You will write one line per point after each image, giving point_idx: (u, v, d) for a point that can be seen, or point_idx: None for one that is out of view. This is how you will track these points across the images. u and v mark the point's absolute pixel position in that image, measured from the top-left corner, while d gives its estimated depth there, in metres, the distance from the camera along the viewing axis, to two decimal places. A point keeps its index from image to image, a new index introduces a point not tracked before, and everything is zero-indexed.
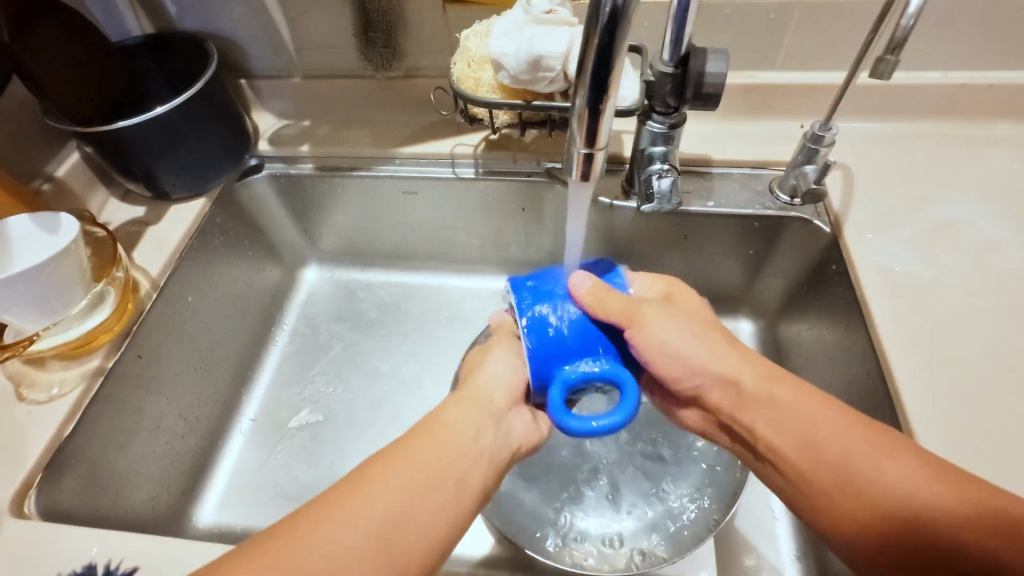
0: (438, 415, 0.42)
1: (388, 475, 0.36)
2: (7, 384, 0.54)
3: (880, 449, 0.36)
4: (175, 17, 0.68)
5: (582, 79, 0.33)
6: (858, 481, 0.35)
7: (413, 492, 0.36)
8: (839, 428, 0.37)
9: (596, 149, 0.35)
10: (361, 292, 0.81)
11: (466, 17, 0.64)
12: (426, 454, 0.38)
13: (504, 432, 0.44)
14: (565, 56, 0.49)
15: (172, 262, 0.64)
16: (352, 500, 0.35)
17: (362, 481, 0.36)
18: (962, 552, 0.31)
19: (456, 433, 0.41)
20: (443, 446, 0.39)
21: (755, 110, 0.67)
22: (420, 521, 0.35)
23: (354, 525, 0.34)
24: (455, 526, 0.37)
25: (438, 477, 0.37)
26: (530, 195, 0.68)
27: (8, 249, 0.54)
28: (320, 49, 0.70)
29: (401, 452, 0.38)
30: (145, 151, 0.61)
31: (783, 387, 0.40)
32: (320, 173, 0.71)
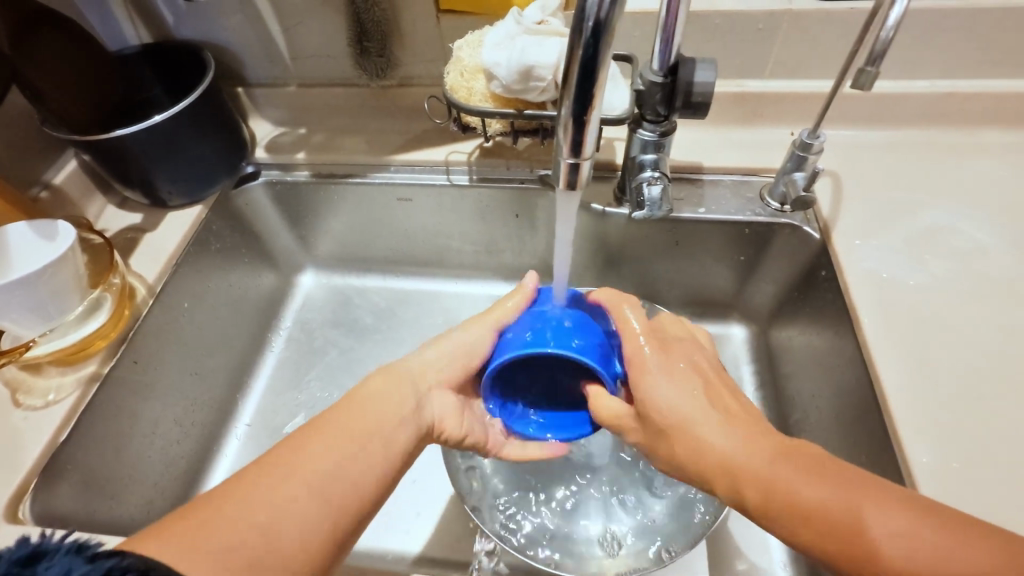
0: (364, 386, 0.46)
1: (319, 440, 0.39)
2: (4, 390, 0.54)
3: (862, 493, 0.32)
4: (173, 27, 0.69)
5: (567, 90, 0.33)
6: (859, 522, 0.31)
7: (347, 461, 0.39)
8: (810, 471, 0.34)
9: (583, 158, 0.36)
10: (357, 298, 0.82)
11: (460, 27, 0.65)
12: (351, 419, 0.42)
13: (424, 401, 0.48)
14: (555, 65, 0.50)
15: (169, 268, 0.64)
16: (291, 460, 0.37)
17: (301, 443, 0.39)
18: None
19: (381, 404, 0.44)
20: (380, 421, 0.43)
21: (745, 118, 0.68)
22: (347, 492, 0.38)
23: (297, 478, 0.36)
24: (384, 482, 0.40)
25: (371, 449, 0.41)
26: (524, 201, 0.69)
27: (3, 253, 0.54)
28: (317, 58, 0.71)
29: (335, 417, 0.42)
30: (141, 159, 0.62)
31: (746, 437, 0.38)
32: (317, 179, 0.72)
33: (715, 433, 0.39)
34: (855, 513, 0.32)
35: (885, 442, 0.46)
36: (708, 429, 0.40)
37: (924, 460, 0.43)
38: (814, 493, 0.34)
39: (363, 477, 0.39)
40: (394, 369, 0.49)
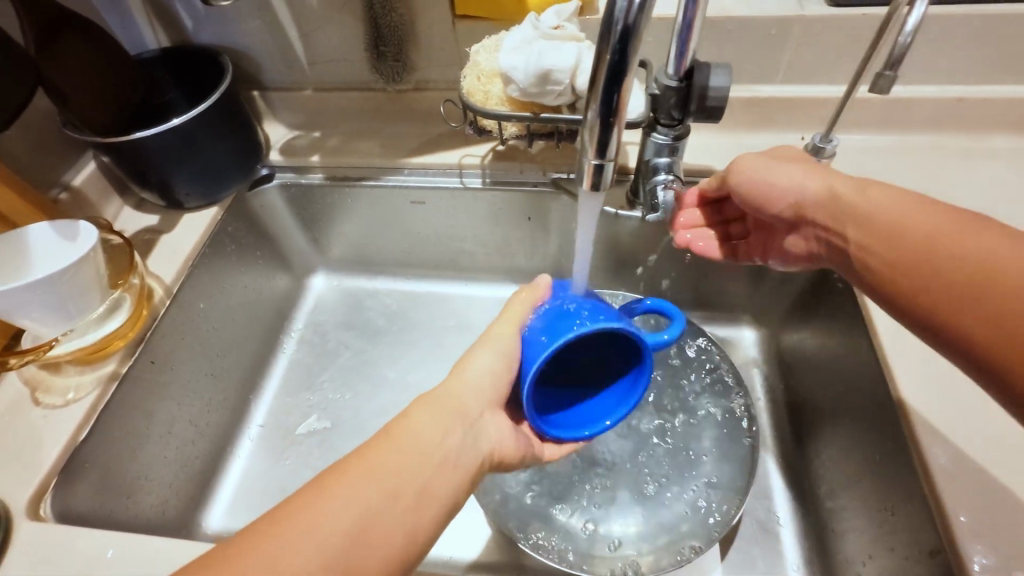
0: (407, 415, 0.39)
1: (341, 489, 0.34)
2: (24, 389, 0.54)
3: (950, 227, 0.39)
4: (191, 31, 0.69)
5: (595, 92, 0.34)
6: (877, 215, 0.42)
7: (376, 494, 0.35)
8: (885, 198, 0.43)
9: (607, 160, 0.37)
10: (369, 300, 0.82)
11: (475, 32, 0.66)
12: (386, 461, 0.36)
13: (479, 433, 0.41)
14: (573, 70, 0.50)
15: (185, 269, 0.65)
16: (309, 512, 0.33)
17: (323, 489, 0.34)
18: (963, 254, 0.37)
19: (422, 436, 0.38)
20: (421, 444, 0.37)
21: (757, 122, 0.68)
22: (380, 533, 0.34)
23: (311, 542, 0.32)
24: (412, 539, 0.35)
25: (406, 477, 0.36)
26: (536, 204, 0.71)
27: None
28: (333, 63, 0.72)
29: (369, 452, 0.36)
30: (161, 161, 0.62)
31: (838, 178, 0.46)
32: (331, 182, 0.73)
33: (807, 177, 0.47)
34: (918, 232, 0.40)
35: (903, 442, 0.47)
36: (799, 176, 0.47)
37: (941, 462, 0.43)
38: (897, 219, 0.41)
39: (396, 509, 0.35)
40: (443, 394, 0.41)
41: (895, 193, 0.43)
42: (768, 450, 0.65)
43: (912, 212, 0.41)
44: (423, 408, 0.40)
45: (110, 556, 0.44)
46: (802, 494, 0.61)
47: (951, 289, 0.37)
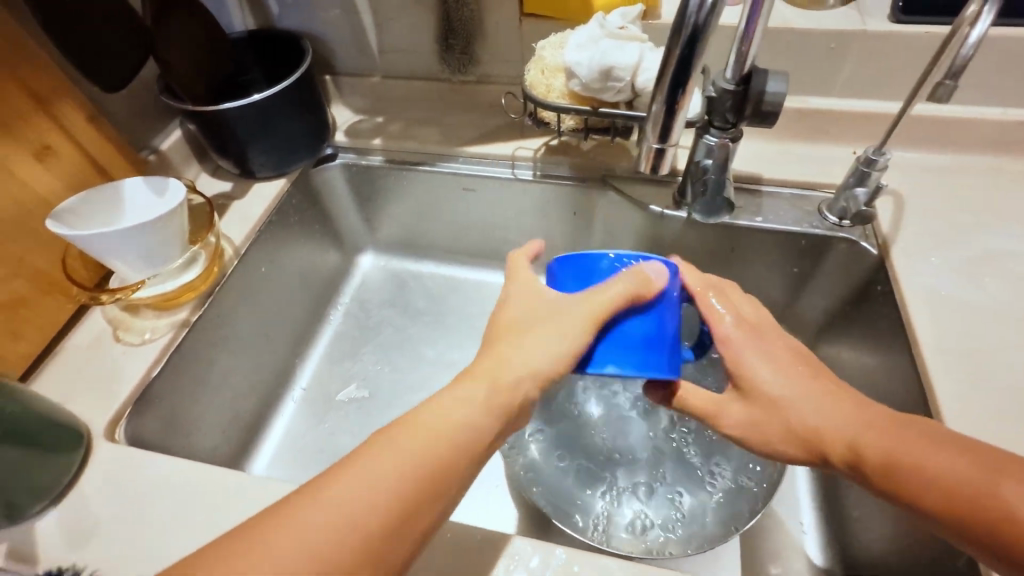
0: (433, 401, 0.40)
1: (361, 475, 0.35)
2: (105, 326, 0.59)
3: (973, 467, 0.36)
4: (276, 16, 0.75)
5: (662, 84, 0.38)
6: (895, 449, 0.38)
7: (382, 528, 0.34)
8: (892, 430, 0.39)
9: (668, 143, 0.41)
10: (413, 282, 0.87)
11: (540, 29, 0.69)
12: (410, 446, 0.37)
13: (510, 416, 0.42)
14: (635, 67, 0.53)
15: (253, 233, 0.70)
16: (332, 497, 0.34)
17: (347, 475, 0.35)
18: (968, 487, 0.35)
19: (448, 422, 0.39)
20: (434, 429, 0.38)
21: (809, 134, 0.69)
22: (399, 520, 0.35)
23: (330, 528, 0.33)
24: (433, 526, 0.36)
25: (410, 492, 0.36)
26: (582, 200, 0.74)
27: (67, 198, 0.56)
28: (402, 52, 0.76)
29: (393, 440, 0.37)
30: (242, 132, 0.68)
31: (836, 404, 0.42)
32: (390, 165, 0.77)
33: (790, 395, 0.43)
34: (934, 476, 0.36)
35: None
36: (781, 386, 0.43)
37: None
38: (906, 448, 0.38)
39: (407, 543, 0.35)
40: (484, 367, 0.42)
41: (897, 419, 0.40)
42: (795, 459, 0.66)
43: (930, 450, 0.37)
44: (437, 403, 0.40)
45: (175, 481, 0.48)
46: (827, 503, 0.61)
47: (970, 523, 0.35)
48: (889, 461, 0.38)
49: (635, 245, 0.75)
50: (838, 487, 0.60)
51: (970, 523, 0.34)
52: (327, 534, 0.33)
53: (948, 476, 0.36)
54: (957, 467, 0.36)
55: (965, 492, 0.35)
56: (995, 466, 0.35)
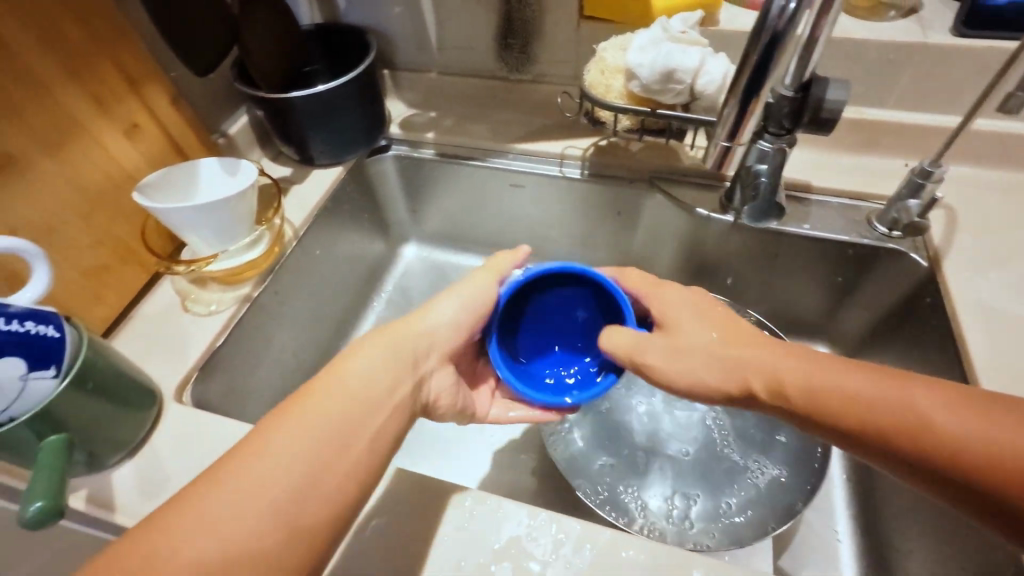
0: (343, 365, 0.43)
1: (273, 442, 0.37)
2: (174, 296, 0.63)
3: (924, 399, 0.35)
4: (342, 11, 0.78)
5: (738, 83, 0.47)
6: (845, 393, 0.38)
7: (308, 495, 0.36)
8: (836, 369, 0.39)
9: (736, 138, 0.52)
10: (454, 273, 0.89)
11: (598, 32, 0.71)
12: (323, 403, 0.40)
13: (421, 379, 0.46)
14: (696, 71, 0.54)
15: (311, 216, 0.73)
16: (250, 461, 0.36)
17: (261, 441, 0.37)
18: (931, 422, 0.34)
19: (366, 384, 0.42)
20: (346, 388, 0.41)
21: (862, 144, 0.69)
22: (326, 474, 0.37)
23: (247, 492, 0.35)
24: (361, 480, 0.39)
25: (330, 451, 0.38)
26: (628, 201, 0.75)
27: (149, 173, 0.60)
28: (460, 50, 0.79)
29: (310, 402, 0.40)
30: (306, 120, 0.71)
31: (768, 352, 0.43)
32: (442, 158, 0.79)
33: (710, 343, 0.45)
34: (887, 412, 0.36)
35: None
36: (696, 339, 0.46)
37: None
38: (855, 389, 0.38)
39: (340, 505, 0.37)
40: (391, 336, 0.46)
41: (829, 360, 0.40)
42: (831, 467, 0.66)
43: (873, 388, 0.37)
44: (353, 364, 0.43)
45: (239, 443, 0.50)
46: (864, 512, 0.61)
47: (934, 456, 0.34)
48: (842, 405, 0.38)
49: (678, 247, 0.76)
50: (876, 497, 0.60)
51: (933, 457, 0.34)
52: (247, 510, 0.34)
53: (913, 412, 0.35)
54: (988, 422, 0.33)
55: (924, 427, 0.34)
56: (940, 393, 0.35)
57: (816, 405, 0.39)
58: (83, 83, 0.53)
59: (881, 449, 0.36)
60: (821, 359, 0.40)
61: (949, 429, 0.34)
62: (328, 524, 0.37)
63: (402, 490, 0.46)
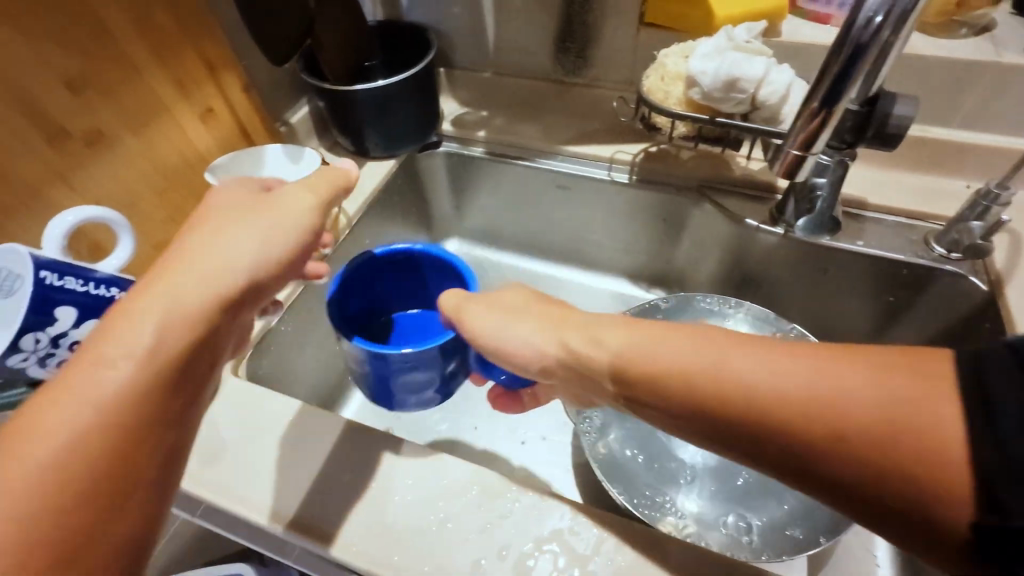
0: (135, 301, 0.35)
1: (60, 412, 0.31)
2: None
3: (837, 386, 0.30)
4: (405, 9, 0.81)
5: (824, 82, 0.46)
6: (748, 385, 0.33)
7: (81, 502, 0.30)
8: (755, 358, 0.33)
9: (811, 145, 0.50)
10: (494, 271, 0.90)
11: (656, 39, 0.71)
12: (118, 350, 0.33)
13: (241, 304, 0.39)
14: (760, 81, 0.54)
15: (364, 206, 0.75)
16: (34, 440, 0.30)
17: (43, 412, 0.31)
18: (843, 415, 0.30)
19: (172, 320, 0.35)
20: (136, 320, 0.35)
21: (922, 163, 0.68)
22: (122, 421, 0.32)
23: (38, 471, 0.29)
24: (167, 415, 0.34)
25: (137, 399, 0.33)
26: (675, 208, 0.75)
27: (219, 156, 0.63)
28: (517, 51, 0.80)
29: (104, 352, 0.33)
30: (365, 113, 0.73)
31: (651, 333, 0.38)
32: (491, 157, 0.80)
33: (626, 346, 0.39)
34: (805, 405, 0.31)
35: None
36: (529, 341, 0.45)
37: None
38: (767, 385, 0.32)
39: (131, 498, 0.32)
40: (185, 263, 0.38)
41: (737, 342, 0.35)
42: None
43: (790, 369, 0.32)
44: (159, 299, 0.36)
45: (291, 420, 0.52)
46: None
47: (850, 454, 0.30)
48: (734, 397, 0.33)
49: (723, 257, 0.75)
50: None
51: (848, 451, 0.30)
52: (30, 528, 0.29)
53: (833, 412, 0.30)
54: (890, 402, 0.29)
55: (840, 421, 0.30)
56: (854, 376, 0.30)
57: (713, 400, 0.34)
58: (168, 67, 0.56)
59: (785, 449, 0.32)
60: (736, 341, 0.35)
61: (863, 423, 0.29)
62: (127, 517, 0.32)
63: (451, 476, 0.47)
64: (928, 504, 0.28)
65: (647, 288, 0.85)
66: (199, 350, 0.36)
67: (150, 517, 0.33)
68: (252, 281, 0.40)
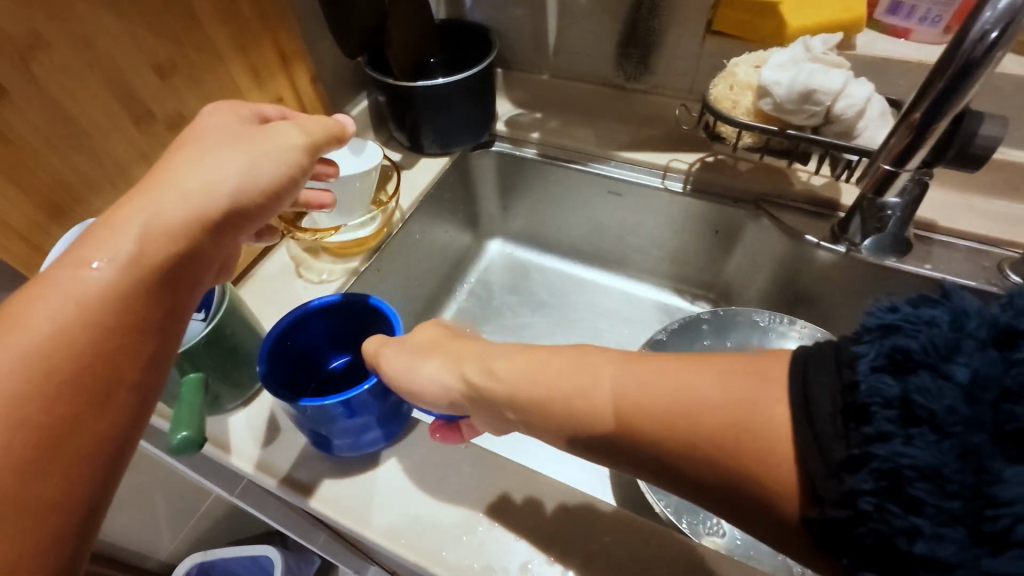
0: (121, 211, 0.35)
1: (37, 311, 0.30)
2: (290, 262, 0.67)
3: (713, 395, 0.32)
4: (468, 9, 0.82)
5: (925, 95, 0.46)
6: (642, 402, 0.34)
7: (67, 392, 0.29)
8: (640, 374, 0.36)
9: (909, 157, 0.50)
10: (536, 272, 0.90)
11: (722, 48, 0.70)
12: (102, 252, 0.32)
13: (231, 225, 0.39)
14: (837, 94, 0.53)
15: (417, 202, 0.75)
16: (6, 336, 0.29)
17: (17, 312, 0.30)
18: (718, 426, 0.31)
19: (158, 228, 0.35)
20: (124, 229, 0.34)
21: (996, 188, 0.66)
22: (109, 319, 0.31)
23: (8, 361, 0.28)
24: (157, 320, 0.33)
25: (122, 302, 0.32)
26: (729, 220, 0.73)
27: None
28: (576, 55, 0.81)
29: (88, 256, 0.32)
30: (423, 109, 0.74)
31: (569, 357, 0.40)
32: (543, 158, 0.80)
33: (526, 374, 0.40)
34: (687, 419, 0.32)
35: None
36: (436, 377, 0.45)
37: None
38: (655, 403, 0.34)
39: (115, 389, 0.30)
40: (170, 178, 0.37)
41: (638, 361, 0.37)
42: None
43: (688, 380, 0.34)
44: (144, 207, 0.35)
45: None
46: None
47: (736, 468, 0.31)
48: (635, 417, 0.34)
49: (775, 273, 0.73)
50: None
51: (737, 468, 0.31)
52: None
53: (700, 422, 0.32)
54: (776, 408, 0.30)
55: (717, 434, 0.31)
56: (740, 389, 0.32)
57: (619, 425, 0.35)
58: (245, 56, 0.59)
59: (688, 469, 0.33)
60: (635, 361, 0.37)
61: (737, 433, 0.31)
62: (111, 411, 0.30)
63: (497, 476, 0.48)
64: (763, 497, 0.30)
65: (693, 300, 0.84)
66: (185, 261, 0.36)
67: (136, 415, 0.32)
68: (237, 198, 0.39)
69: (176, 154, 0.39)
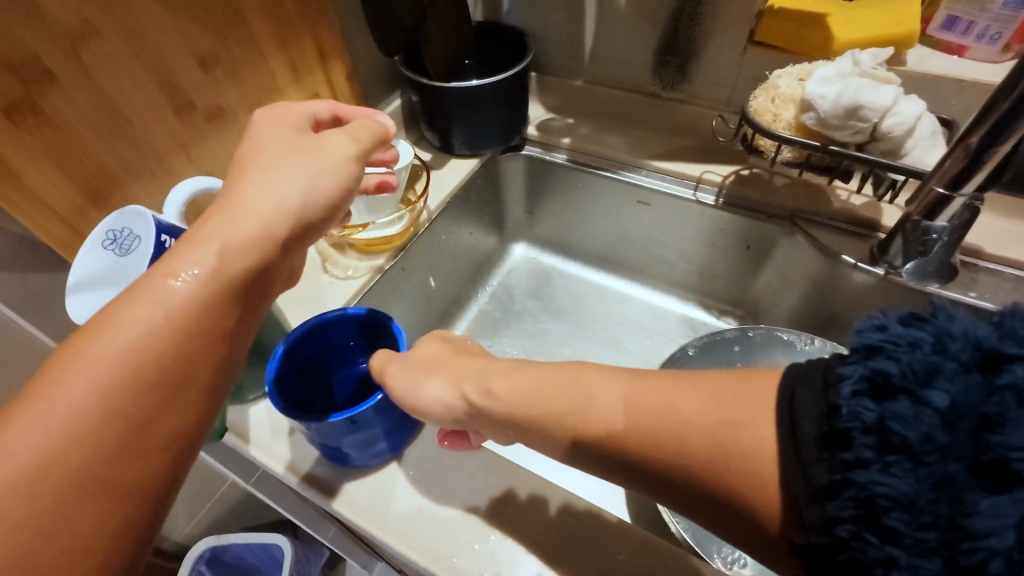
0: (206, 221, 0.36)
1: (128, 319, 0.31)
2: (317, 256, 0.67)
3: (703, 409, 0.32)
4: (506, 12, 0.82)
5: (982, 123, 0.44)
6: (637, 417, 0.34)
7: (151, 395, 0.30)
8: (629, 389, 0.35)
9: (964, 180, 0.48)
10: (558, 278, 0.89)
11: (764, 59, 0.68)
12: (186, 263, 0.33)
13: (304, 234, 0.39)
14: (885, 110, 0.51)
15: (444, 202, 0.75)
16: (100, 343, 0.30)
17: (109, 319, 0.31)
18: (708, 440, 0.31)
19: (236, 237, 0.35)
20: (208, 238, 0.35)
21: None
22: (192, 330, 0.32)
23: (100, 368, 0.30)
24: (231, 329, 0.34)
25: (203, 312, 0.33)
26: (762, 235, 0.71)
27: None
28: (612, 61, 0.80)
29: (173, 265, 0.33)
30: (456, 110, 0.74)
31: (570, 368, 0.39)
32: (573, 164, 0.79)
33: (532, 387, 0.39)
34: (677, 435, 0.32)
35: None
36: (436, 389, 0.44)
37: None
38: (649, 417, 0.33)
39: (193, 395, 0.32)
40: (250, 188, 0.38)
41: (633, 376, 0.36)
42: None
43: (678, 398, 0.33)
44: (225, 218, 0.36)
45: None
46: None
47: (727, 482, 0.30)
48: (630, 432, 0.34)
49: (807, 293, 0.71)
50: None
51: (727, 482, 0.30)
52: (91, 422, 0.29)
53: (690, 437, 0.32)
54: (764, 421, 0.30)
55: (708, 449, 0.31)
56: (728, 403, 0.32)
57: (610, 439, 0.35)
58: (285, 51, 0.59)
59: (679, 486, 0.32)
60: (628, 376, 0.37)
61: (729, 447, 0.30)
62: (184, 415, 0.32)
63: (509, 485, 0.47)
64: (750, 515, 0.30)
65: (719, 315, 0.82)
66: (261, 270, 0.37)
67: (205, 415, 0.33)
68: (304, 209, 0.39)
69: (245, 168, 0.39)
